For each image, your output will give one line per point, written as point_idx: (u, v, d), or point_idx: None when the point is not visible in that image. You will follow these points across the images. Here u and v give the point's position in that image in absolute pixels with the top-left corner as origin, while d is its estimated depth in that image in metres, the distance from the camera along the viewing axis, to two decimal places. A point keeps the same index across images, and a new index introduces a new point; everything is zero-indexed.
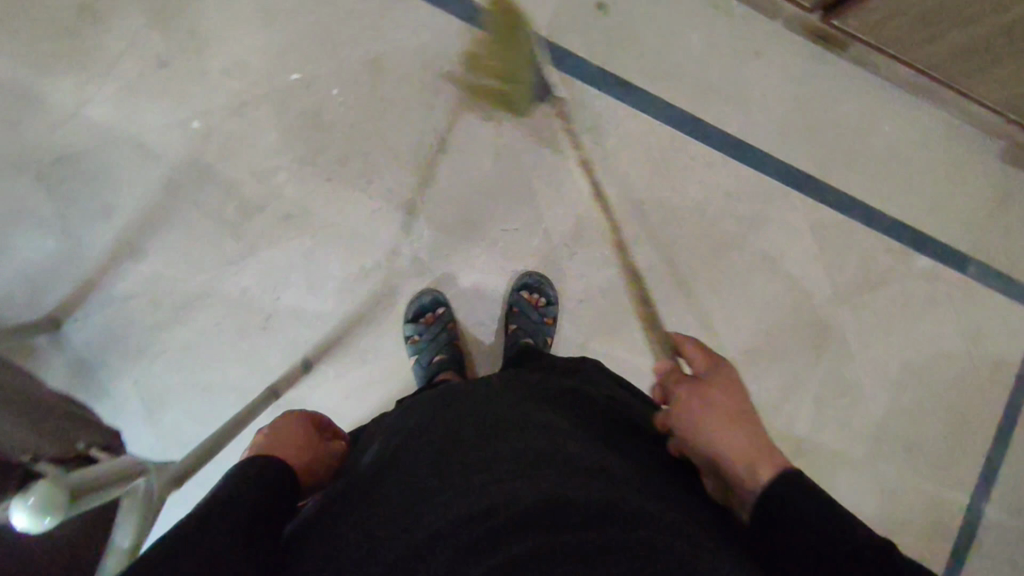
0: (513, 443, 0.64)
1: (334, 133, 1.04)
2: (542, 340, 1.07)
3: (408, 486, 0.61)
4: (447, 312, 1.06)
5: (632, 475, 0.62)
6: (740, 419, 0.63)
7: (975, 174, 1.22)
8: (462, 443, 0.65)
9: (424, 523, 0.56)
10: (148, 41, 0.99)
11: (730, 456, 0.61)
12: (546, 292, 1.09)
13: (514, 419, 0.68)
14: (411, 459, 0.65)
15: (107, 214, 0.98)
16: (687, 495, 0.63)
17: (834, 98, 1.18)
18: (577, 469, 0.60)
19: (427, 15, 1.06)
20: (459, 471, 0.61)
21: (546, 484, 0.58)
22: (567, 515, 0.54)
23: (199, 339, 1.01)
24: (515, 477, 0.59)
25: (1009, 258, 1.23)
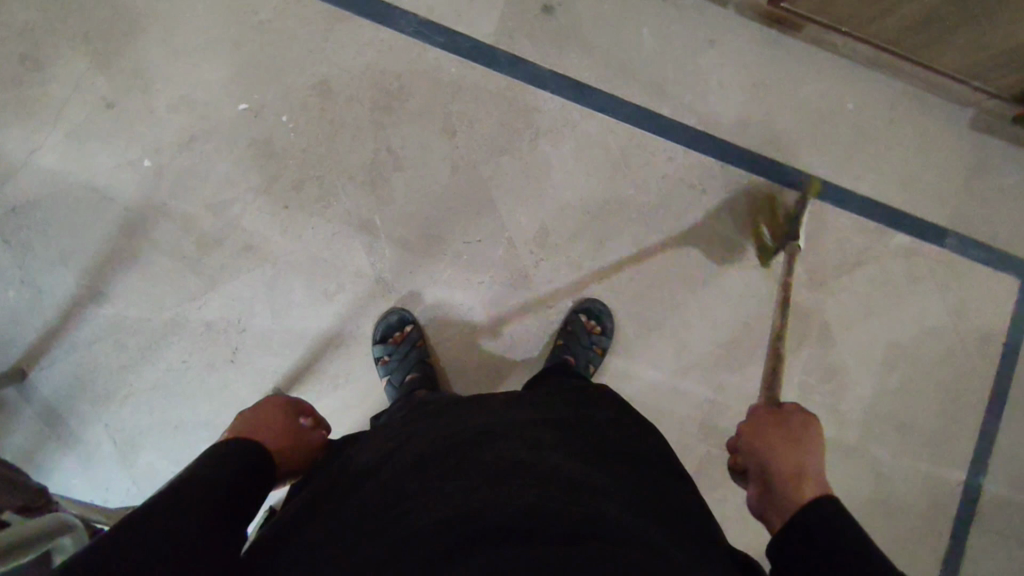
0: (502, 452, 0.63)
1: (287, 160, 1.03)
2: (586, 364, 1.07)
3: (387, 493, 0.60)
4: (416, 329, 1.05)
5: (606, 485, 0.61)
6: (806, 451, 0.66)
7: (945, 145, 1.19)
8: (446, 452, 0.64)
9: (408, 522, 0.55)
10: (92, 85, 0.98)
11: (787, 466, 0.64)
12: (604, 321, 1.10)
13: (501, 432, 0.68)
14: (390, 469, 0.64)
15: (64, 261, 0.98)
16: (657, 505, 0.63)
17: (794, 81, 1.16)
18: (560, 483, 0.59)
19: (372, 33, 1.05)
20: (440, 478, 0.60)
21: (530, 493, 0.56)
22: (549, 523, 0.53)
23: (169, 377, 1.00)
24: (498, 485, 0.58)
25: (988, 227, 1.20)
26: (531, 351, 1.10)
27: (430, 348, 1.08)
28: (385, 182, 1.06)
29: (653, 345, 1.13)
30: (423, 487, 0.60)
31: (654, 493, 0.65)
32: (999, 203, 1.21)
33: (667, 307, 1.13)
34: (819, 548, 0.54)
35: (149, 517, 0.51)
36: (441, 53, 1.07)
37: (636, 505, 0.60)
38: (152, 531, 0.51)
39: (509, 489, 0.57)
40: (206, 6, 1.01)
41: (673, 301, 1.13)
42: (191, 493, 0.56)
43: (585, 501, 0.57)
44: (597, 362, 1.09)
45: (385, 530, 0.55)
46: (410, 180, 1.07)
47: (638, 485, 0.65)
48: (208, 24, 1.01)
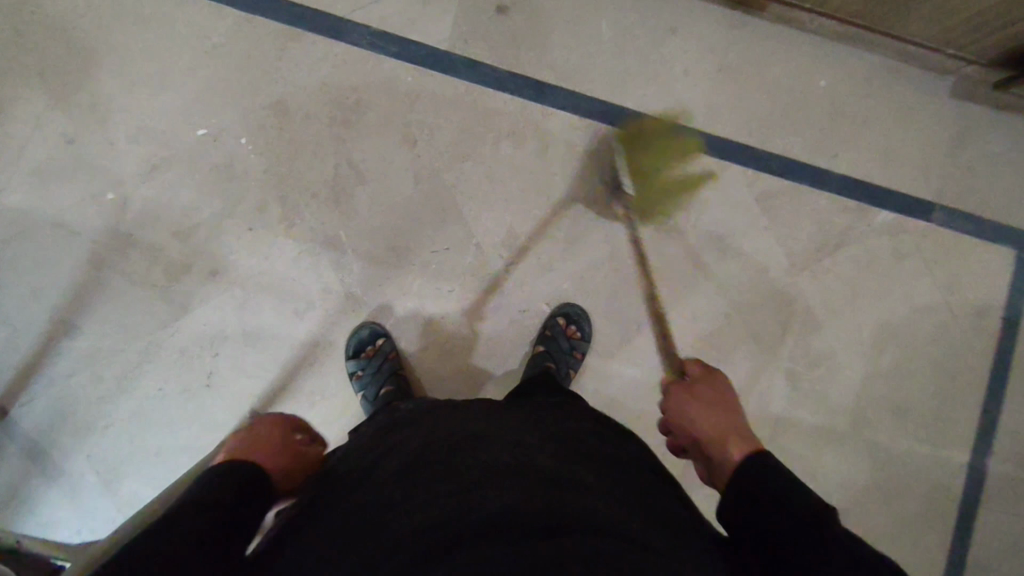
0: (486, 451, 0.62)
1: (249, 182, 1.03)
2: (565, 370, 1.05)
3: (374, 497, 0.59)
4: (388, 341, 1.05)
5: (590, 482, 0.60)
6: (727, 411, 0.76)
7: (926, 115, 1.15)
8: (428, 452, 0.63)
9: (397, 526, 0.54)
10: (52, 121, 0.99)
11: (716, 431, 0.73)
12: (582, 326, 1.08)
13: (484, 431, 0.66)
14: (370, 476, 0.63)
15: (36, 297, 0.99)
16: (641, 501, 0.61)
17: (762, 62, 1.13)
18: (548, 481, 0.57)
19: (325, 49, 1.05)
20: (427, 477, 0.59)
21: (519, 491, 0.55)
22: (541, 522, 0.52)
23: (146, 405, 1.01)
24: (486, 483, 0.57)
25: (976, 198, 1.16)
26: (508, 355, 1.10)
27: (403, 360, 1.07)
28: (348, 197, 1.06)
29: (631, 342, 1.11)
30: (406, 489, 0.58)
31: (639, 490, 0.63)
32: (986, 173, 1.16)
33: (643, 302, 1.12)
34: (777, 505, 0.59)
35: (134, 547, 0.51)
36: (396, 62, 1.06)
37: (620, 501, 0.59)
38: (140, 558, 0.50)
39: (496, 487, 0.56)
40: (158, 35, 1.02)
41: (648, 296, 1.11)
42: (181, 519, 0.55)
43: (570, 498, 0.55)
44: (575, 366, 1.07)
45: (369, 540, 0.54)
46: (373, 193, 1.06)
47: (622, 481, 0.63)
48: (161, 53, 1.02)
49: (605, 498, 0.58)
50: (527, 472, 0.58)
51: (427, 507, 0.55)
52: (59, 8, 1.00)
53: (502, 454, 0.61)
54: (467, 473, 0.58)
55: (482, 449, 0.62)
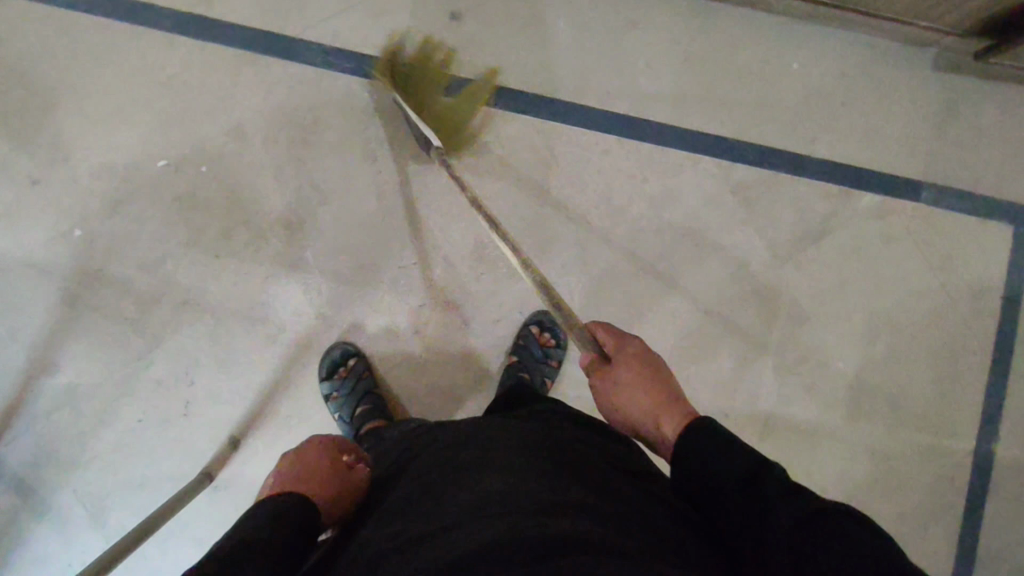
0: (481, 479, 0.58)
1: (212, 210, 1.03)
2: (540, 378, 1.05)
3: (380, 542, 0.56)
4: (360, 360, 1.05)
5: (599, 497, 0.56)
6: (643, 380, 0.71)
7: (906, 92, 1.10)
8: (428, 484, 0.60)
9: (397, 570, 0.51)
10: (17, 164, 1.01)
11: (646, 415, 0.69)
12: (557, 332, 1.08)
13: (482, 454, 0.62)
14: (375, 523, 0.60)
15: (13, 337, 1.01)
16: (660, 517, 0.57)
17: (729, 49, 1.09)
18: (551, 505, 0.53)
19: (280, 71, 1.04)
20: (425, 517, 0.56)
21: (517, 519, 0.51)
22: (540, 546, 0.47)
23: (127, 438, 1.02)
24: (482, 515, 0.52)
25: (967, 174, 1.11)
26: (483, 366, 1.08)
27: (379, 377, 1.07)
28: (311, 218, 1.05)
29: None
30: (405, 525, 0.56)
31: (657, 504, 0.60)
32: (976, 145, 1.11)
33: (619, 305, 1.09)
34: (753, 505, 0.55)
35: None
36: (350, 78, 1.05)
37: (636, 516, 0.55)
38: None
39: (491, 517, 0.52)
40: (113, 70, 1.02)
41: (624, 298, 1.09)
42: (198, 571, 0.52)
43: (573, 514, 0.52)
44: (550, 375, 1.07)
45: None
46: (336, 213, 1.05)
47: (638, 494, 0.60)
48: (118, 87, 1.02)
49: (615, 513, 0.54)
50: (526, 486, 0.55)
51: (423, 541, 0.52)
52: (15, 50, 1.01)
53: (500, 471, 0.58)
54: (465, 499, 0.55)
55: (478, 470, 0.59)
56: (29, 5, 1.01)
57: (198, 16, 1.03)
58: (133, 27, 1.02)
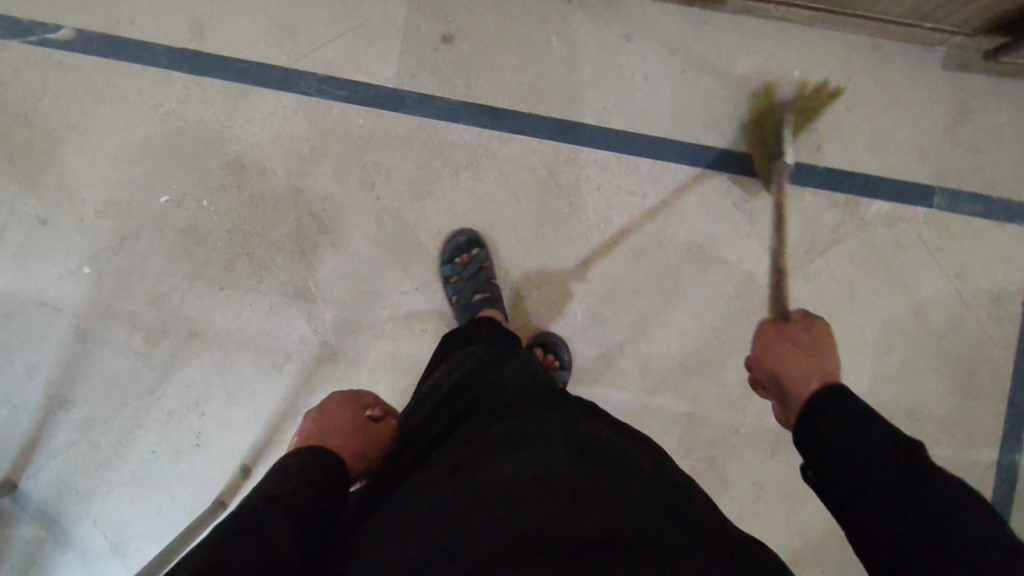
0: (522, 457, 0.59)
1: (215, 243, 1.04)
2: None
3: (420, 498, 0.58)
4: (484, 251, 1.05)
5: (631, 490, 0.57)
6: (827, 358, 0.58)
7: (914, 95, 1.07)
8: (466, 462, 0.60)
9: (439, 527, 0.53)
10: (26, 205, 1.03)
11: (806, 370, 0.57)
12: (560, 353, 1.04)
13: (526, 433, 0.63)
14: (414, 482, 0.62)
15: (31, 373, 1.04)
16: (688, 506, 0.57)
17: (727, 58, 1.06)
18: (587, 492, 0.54)
19: (275, 102, 1.05)
20: (466, 482, 0.57)
21: (557, 501, 0.52)
22: (580, 533, 0.48)
23: (143, 469, 1.05)
24: (523, 490, 0.54)
25: (982, 177, 1.07)
26: None
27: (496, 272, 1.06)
28: (312, 248, 1.05)
29: (616, 366, 1.08)
30: (449, 495, 0.56)
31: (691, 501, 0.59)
32: (991, 148, 1.07)
33: (624, 323, 1.07)
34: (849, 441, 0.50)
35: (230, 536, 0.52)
36: (346, 106, 1.05)
37: (668, 510, 0.55)
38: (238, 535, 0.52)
39: (535, 495, 0.53)
40: (114, 108, 1.04)
41: (630, 318, 1.07)
42: (262, 506, 0.55)
43: (615, 508, 0.52)
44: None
45: (412, 548, 0.52)
46: (337, 243, 1.05)
47: (666, 490, 0.59)
48: (120, 125, 1.04)
49: (648, 506, 0.54)
50: (569, 482, 0.56)
51: (475, 517, 0.52)
52: (17, 93, 1.03)
53: (540, 459, 0.59)
54: (510, 477, 0.56)
55: (517, 456, 0.59)
56: (29, 48, 1.03)
57: (194, 50, 1.04)
58: (130, 65, 1.03)
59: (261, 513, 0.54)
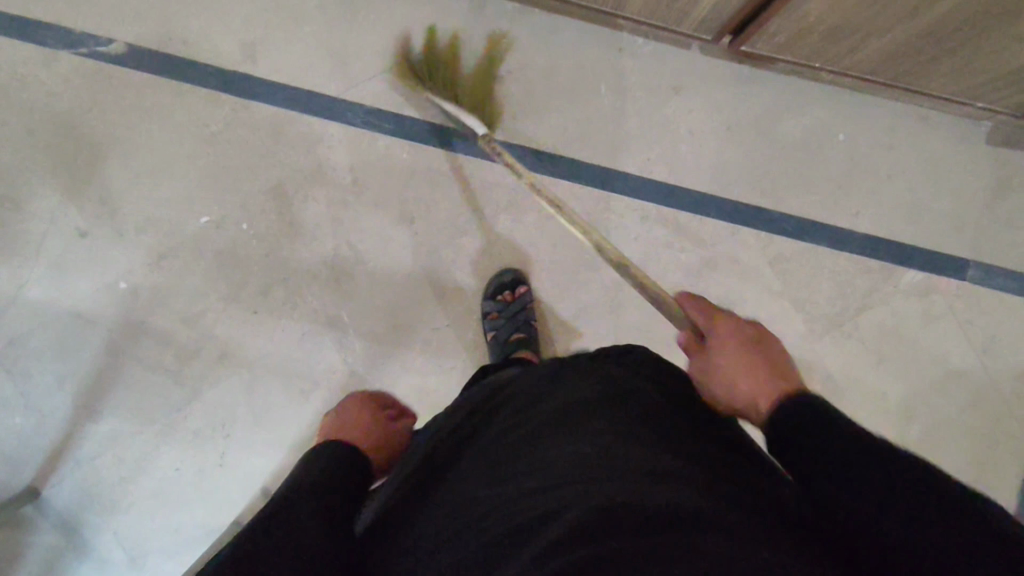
0: (568, 440, 0.56)
1: (251, 266, 1.05)
2: None
3: (469, 496, 0.55)
4: (529, 290, 1.05)
5: (680, 459, 0.53)
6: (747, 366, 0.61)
7: (956, 166, 1.07)
8: (506, 460, 0.57)
9: (494, 524, 0.50)
10: (66, 217, 1.03)
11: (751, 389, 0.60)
12: None
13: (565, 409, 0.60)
14: (459, 476, 0.58)
15: (59, 382, 1.03)
16: (750, 487, 0.53)
17: (773, 118, 1.07)
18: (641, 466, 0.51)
19: (321, 130, 1.05)
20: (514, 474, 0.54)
21: (612, 482, 0.49)
22: (639, 513, 0.45)
23: (164, 484, 1.05)
24: (575, 478, 0.50)
25: (1016, 252, 1.08)
26: None
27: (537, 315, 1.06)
28: (346, 279, 1.06)
29: None
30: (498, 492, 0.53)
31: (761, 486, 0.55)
32: None
33: None
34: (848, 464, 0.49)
35: (263, 528, 0.50)
36: (391, 139, 1.05)
37: (723, 487, 0.51)
38: (271, 534, 0.50)
39: (588, 479, 0.50)
40: (161, 125, 1.04)
41: None
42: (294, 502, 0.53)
43: (669, 486, 0.48)
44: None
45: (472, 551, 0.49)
46: (371, 274, 1.06)
47: (721, 466, 0.55)
48: (164, 143, 1.04)
49: (700, 479, 0.51)
50: (603, 461, 0.52)
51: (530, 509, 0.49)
52: (67, 105, 1.03)
53: (585, 446, 0.54)
54: (559, 464, 0.53)
55: (554, 449, 0.55)
56: (81, 61, 1.03)
57: (244, 74, 1.05)
58: (179, 84, 1.04)
59: (290, 507, 0.52)
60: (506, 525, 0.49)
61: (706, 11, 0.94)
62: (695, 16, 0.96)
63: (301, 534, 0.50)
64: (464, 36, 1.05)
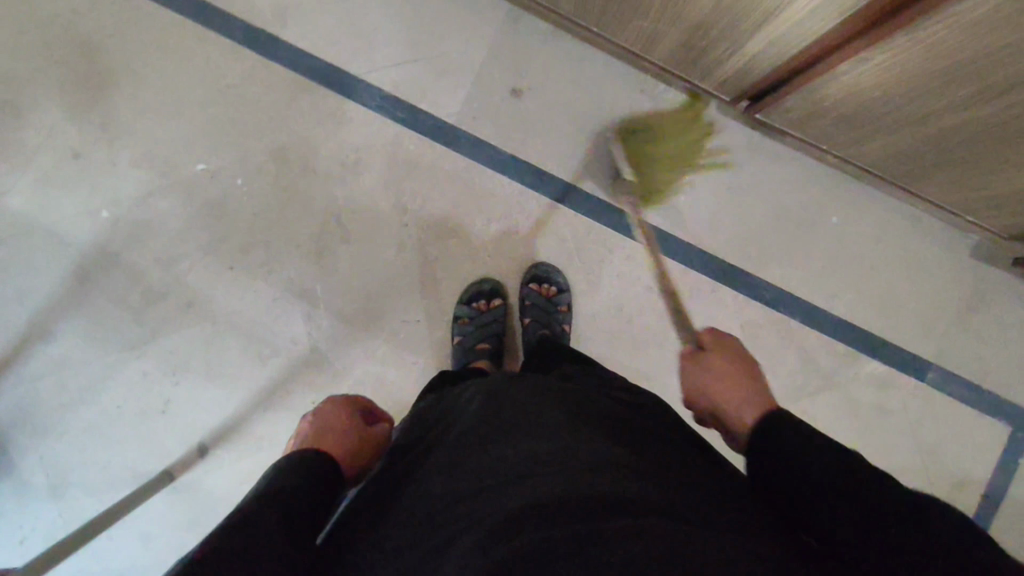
0: (542, 435, 0.56)
1: (237, 222, 1.05)
2: (558, 328, 1.04)
3: (442, 486, 0.54)
4: (503, 303, 1.06)
5: (636, 463, 0.53)
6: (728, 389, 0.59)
7: (937, 271, 1.10)
8: (479, 449, 0.57)
9: (476, 515, 0.49)
10: (64, 135, 1.02)
11: (730, 400, 0.58)
12: (555, 281, 1.07)
13: (539, 411, 0.60)
14: (430, 467, 0.58)
15: (20, 296, 1.02)
16: (727, 496, 0.51)
17: (773, 188, 1.09)
18: (615, 465, 0.52)
19: (335, 105, 1.05)
20: (490, 465, 0.54)
21: (593, 478, 0.50)
22: (625, 511, 0.46)
23: (102, 420, 1.04)
24: (553, 471, 0.51)
25: (977, 365, 1.11)
26: None
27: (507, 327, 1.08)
28: (329, 255, 1.06)
29: None
30: (472, 483, 0.53)
31: (744, 496, 0.53)
32: (994, 342, 1.11)
33: None
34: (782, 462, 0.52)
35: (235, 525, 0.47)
36: (401, 129, 1.06)
37: (687, 493, 0.50)
38: (244, 530, 0.47)
39: (567, 474, 0.50)
40: (178, 66, 1.04)
41: None
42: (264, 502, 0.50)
43: (648, 487, 0.49)
44: (567, 321, 1.06)
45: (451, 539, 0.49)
46: (354, 256, 1.06)
47: (688, 471, 0.54)
48: (177, 85, 1.04)
49: (675, 486, 0.51)
50: (582, 456, 0.53)
51: (513, 502, 0.49)
52: (89, 26, 1.02)
53: (561, 442, 0.55)
54: (537, 459, 0.53)
55: (526, 443, 0.55)
56: None
57: (271, 34, 1.05)
58: (205, 30, 1.04)
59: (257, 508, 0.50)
60: (459, 535, 0.49)
61: (729, 73, 0.96)
62: (718, 76, 0.98)
63: (276, 530, 0.48)
64: (493, 45, 1.07)
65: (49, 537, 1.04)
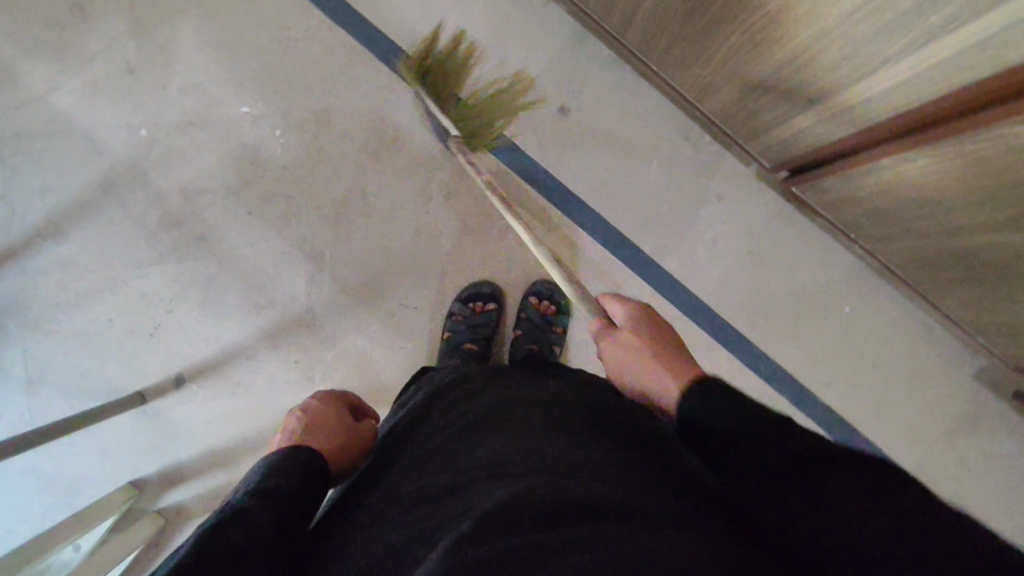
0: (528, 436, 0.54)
1: (266, 171, 1.06)
2: (547, 346, 1.07)
3: (425, 481, 0.53)
4: (498, 308, 1.08)
5: (612, 465, 0.50)
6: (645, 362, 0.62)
7: (936, 384, 1.09)
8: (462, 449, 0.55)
9: (457, 513, 0.48)
10: (123, 48, 1.04)
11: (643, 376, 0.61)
12: (554, 300, 1.10)
13: (525, 413, 0.58)
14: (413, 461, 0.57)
15: (44, 192, 1.04)
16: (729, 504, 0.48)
17: (793, 263, 1.08)
18: (599, 470, 0.49)
19: (387, 82, 1.07)
20: (475, 464, 0.53)
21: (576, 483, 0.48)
22: (611, 523, 0.44)
23: (91, 329, 1.06)
24: (535, 474, 0.49)
25: (954, 486, 1.09)
26: None
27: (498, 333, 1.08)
28: (346, 223, 1.07)
29: None
30: (455, 481, 0.51)
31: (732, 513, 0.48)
32: (977, 468, 1.09)
33: None
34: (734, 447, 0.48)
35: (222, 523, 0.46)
36: None
37: (668, 506, 0.46)
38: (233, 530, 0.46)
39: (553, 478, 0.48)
40: (246, 8, 1.05)
41: None
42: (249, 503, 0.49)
43: (635, 497, 0.47)
44: (557, 341, 1.08)
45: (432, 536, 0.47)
46: (369, 230, 1.07)
47: (665, 478, 0.50)
48: (241, 26, 1.05)
49: (668, 495, 0.48)
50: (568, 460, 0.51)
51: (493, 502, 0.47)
52: None
53: (548, 445, 0.53)
54: (522, 461, 0.51)
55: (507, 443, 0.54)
56: None
57: None
58: None
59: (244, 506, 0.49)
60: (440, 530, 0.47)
61: (774, 141, 0.96)
62: (765, 142, 0.98)
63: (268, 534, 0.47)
64: (552, 59, 1.07)
65: (14, 427, 1.07)
